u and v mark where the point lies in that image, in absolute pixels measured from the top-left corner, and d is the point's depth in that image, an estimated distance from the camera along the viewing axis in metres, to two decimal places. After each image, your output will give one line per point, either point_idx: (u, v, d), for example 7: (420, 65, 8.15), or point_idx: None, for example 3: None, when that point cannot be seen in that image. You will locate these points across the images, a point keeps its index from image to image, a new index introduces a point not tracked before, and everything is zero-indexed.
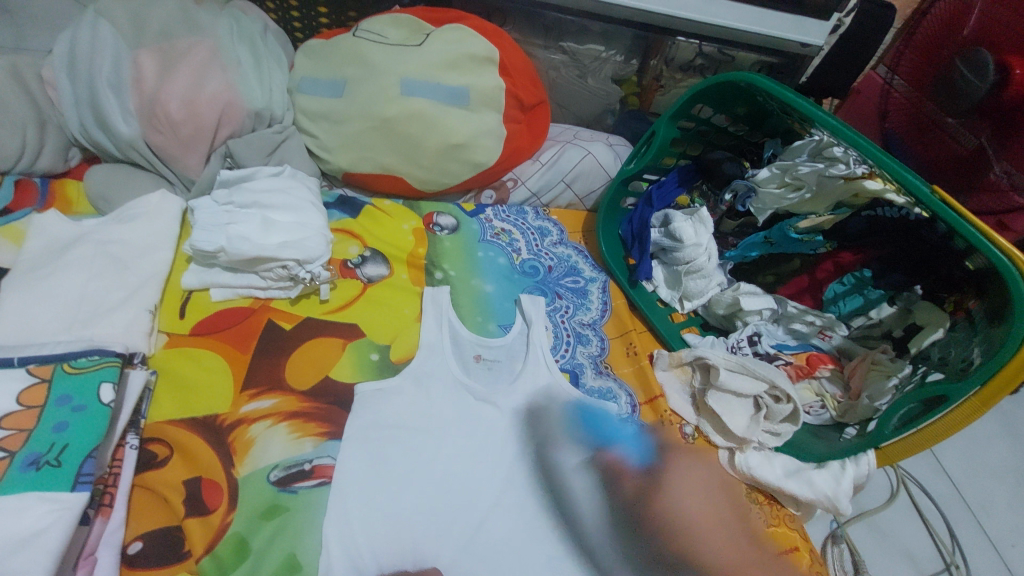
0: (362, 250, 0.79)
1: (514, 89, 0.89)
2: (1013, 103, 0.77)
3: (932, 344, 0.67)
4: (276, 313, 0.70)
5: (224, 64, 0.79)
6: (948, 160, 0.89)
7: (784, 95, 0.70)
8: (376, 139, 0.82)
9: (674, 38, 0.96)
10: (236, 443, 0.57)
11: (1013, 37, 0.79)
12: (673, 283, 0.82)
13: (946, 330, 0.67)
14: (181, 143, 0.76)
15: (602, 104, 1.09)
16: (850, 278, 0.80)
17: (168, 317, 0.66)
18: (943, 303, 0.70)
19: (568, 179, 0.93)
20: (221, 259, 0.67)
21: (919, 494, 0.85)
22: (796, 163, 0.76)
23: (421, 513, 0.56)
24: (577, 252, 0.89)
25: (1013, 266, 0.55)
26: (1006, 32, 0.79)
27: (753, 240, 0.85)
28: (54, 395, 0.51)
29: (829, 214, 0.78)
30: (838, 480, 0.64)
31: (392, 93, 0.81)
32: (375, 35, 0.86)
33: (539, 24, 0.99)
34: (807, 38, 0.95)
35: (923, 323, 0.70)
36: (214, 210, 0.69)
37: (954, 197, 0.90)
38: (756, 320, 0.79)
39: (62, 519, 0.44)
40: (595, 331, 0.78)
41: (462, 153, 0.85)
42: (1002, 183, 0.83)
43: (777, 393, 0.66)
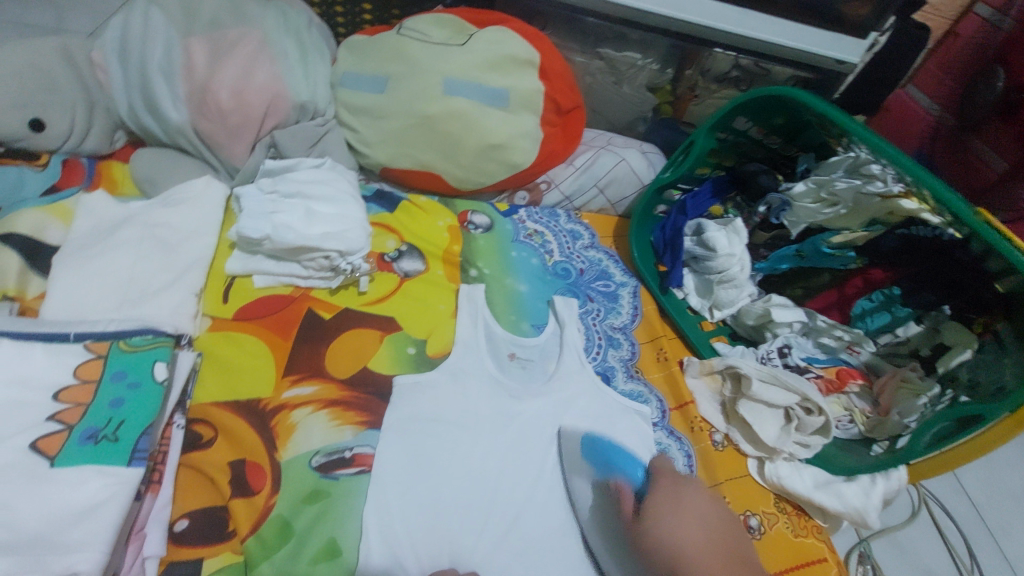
0: (399, 244, 0.80)
1: (552, 93, 0.90)
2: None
3: (959, 365, 0.67)
4: (316, 302, 0.71)
5: (272, 56, 0.80)
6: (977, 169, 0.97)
7: (824, 109, 0.72)
8: (417, 135, 0.84)
9: (711, 49, 0.97)
10: (278, 427, 0.58)
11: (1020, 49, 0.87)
12: (704, 292, 0.84)
13: (974, 351, 0.66)
14: (229, 132, 0.78)
15: (635, 112, 1.10)
16: (878, 294, 0.80)
17: (212, 301, 0.68)
18: (971, 324, 0.68)
19: (601, 184, 0.94)
20: (265, 247, 0.68)
21: (941, 514, 0.85)
22: (832, 178, 0.77)
23: (459, 507, 0.57)
24: (608, 256, 0.89)
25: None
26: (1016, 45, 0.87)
27: (785, 251, 0.85)
28: (109, 371, 0.52)
29: (863, 230, 0.77)
30: (868, 493, 0.65)
31: (435, 91, 0.82)
32: (418, 33, 0.87)
33: (578, 30, 1.01)
34: (844, 55, 0.96)
35: (951, 344, 0.69)
36: (260, 200, 0.70)
37: None
38: (787, 332, 0.79)
39: (119, 493, 0.46)
40: (626, 335, 0.79)
41: (499, 154, 0.86)
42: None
43: (809, 405, 0.67)
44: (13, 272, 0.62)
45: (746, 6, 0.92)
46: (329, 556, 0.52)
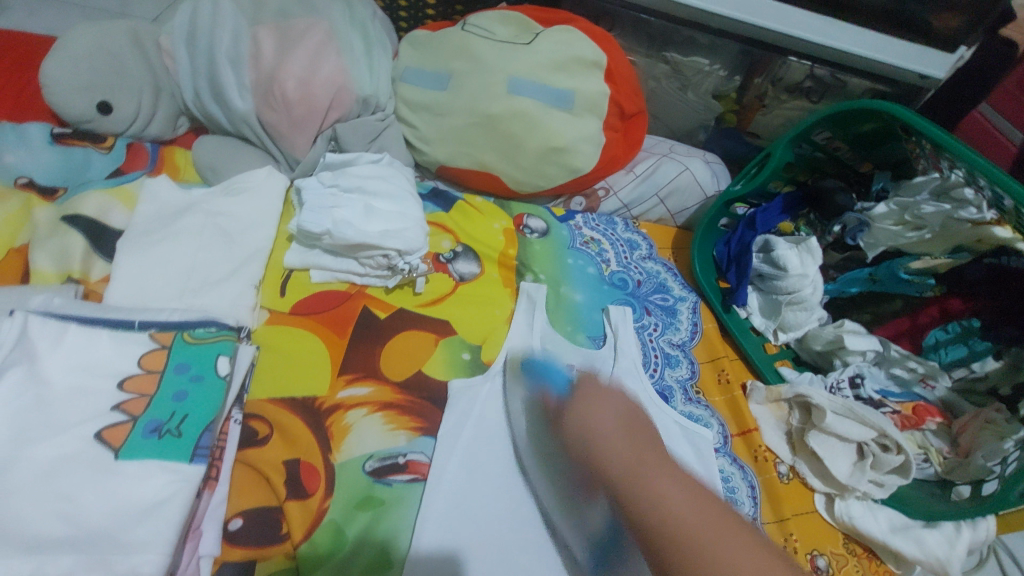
0: (454, 245, 0.78)
1: (617, 97, 0.87)
2: None
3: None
4: (372, 300, 0.69)
5: (339, 48, 0.79)
6: None
7: (914, 120, 0.67)
8: (478, 135, 0.82)
9: (785, 57, 0.93)
10: (333, 428, 0.57)
11: None
12: (770, 313, 0.79)
13: None
14: (292, 122, 0.77)
15: (697, 119, 1.06)
16: (955, 326, 0.75)
17: (270, 294, 0.67)
18: None
19: (662, 194, 0.91)
20: (325, 242, 0.67)
21: (1013, 563, 0.79)
22: (917, 201, 0.72)
23: (515, 521, 0.54)
24: (666, 269, 0.86)
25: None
26: None
27: (856, 274, 0.82)
28: (172, 363, 0.51)
29: (945, 257, 0.73)
30: (952, 544, 0.61)
31: (499, 90, 0.80)
32: (483, 30, 0.85)
33: (644, 34, 0.98)
34: (928, 69, 0.90)
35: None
36: (320, 193, 0.69)
37: None
38: (858, 361, 0.74)
39: (182, 491, 0.45)
40: (685, 353, 0.76)
41: (561, 157, 0.83)
42: None
43: (886, 442, 0.63)
44: (77, 255, 0.63)
45: (830, 15, 0.89)
46: (381, 567, 0.51)
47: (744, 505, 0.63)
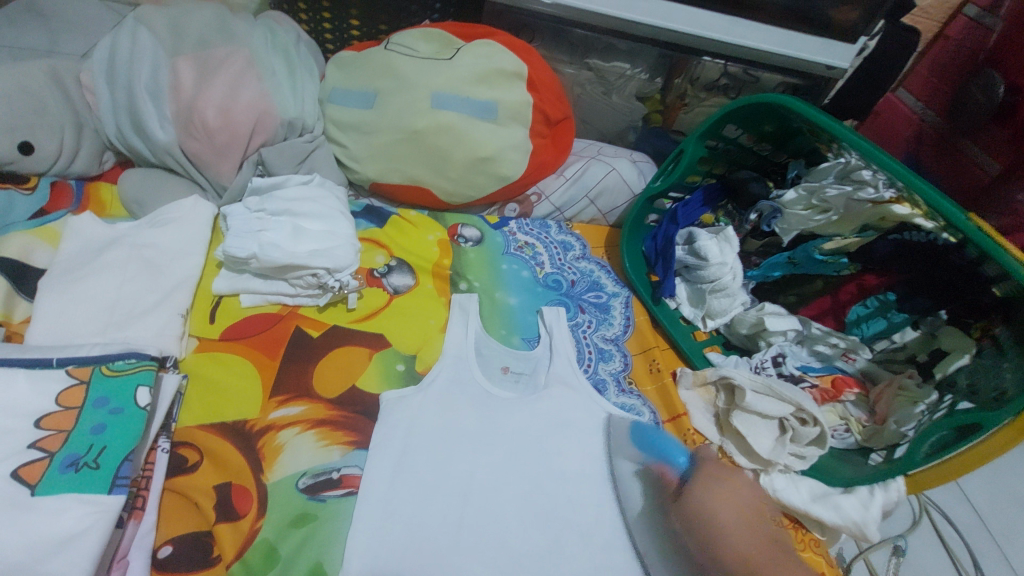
0: (388, 260, 0.80)
1: (541, 105, 0.89)
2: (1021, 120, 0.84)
3: (958, 370, 0.66)
4: (304, 320, 0.70)
5: (260, 74, 0.81)
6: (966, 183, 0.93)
7: (815, 116, 0.71)
8: (406, 151, 0.84)
9: (699, 57, 0.97)
10: (265, 449, 0.58)
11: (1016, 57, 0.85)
12: (697, 301, 0.83)
13: (972, 356, 0.65)
14: (216, 150, 0.77)
15: (625, 121, 1.10)
16: (873, 300, 0.80)
17: (199, 321, 0.67)
18: (969, 329, 0.68)
19: (592, 195, 0.94)
20: (252, 266, 0.68)
21: (942, 521, 0.83)
22: (823, 184, 0.76)
23: (449, 525, 0.56)
24: (599, 267, 0.89)
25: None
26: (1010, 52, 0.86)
27: (777, 259, 0.86)
28: (91, 397, 0.52)
29: (854, 236, 0.77)
30: (866, 506, 0.64)
31: (422, 105, 0.82)
32: (406, 48, 0.87)
33: (566, 42, 1.01)
34: (833, 61, 0.96)
35: (948, 349, 0.69)
36: (245, 218, 0.70)
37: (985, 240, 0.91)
38: (780, 341, 0.79)
39: (100, 521, 0.45)
40: (618, 347, 0.78)
41: (489, 166, 0.86)
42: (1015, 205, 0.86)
43: (803, 415, 0.66)
44: None
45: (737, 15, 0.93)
46: None
47: None
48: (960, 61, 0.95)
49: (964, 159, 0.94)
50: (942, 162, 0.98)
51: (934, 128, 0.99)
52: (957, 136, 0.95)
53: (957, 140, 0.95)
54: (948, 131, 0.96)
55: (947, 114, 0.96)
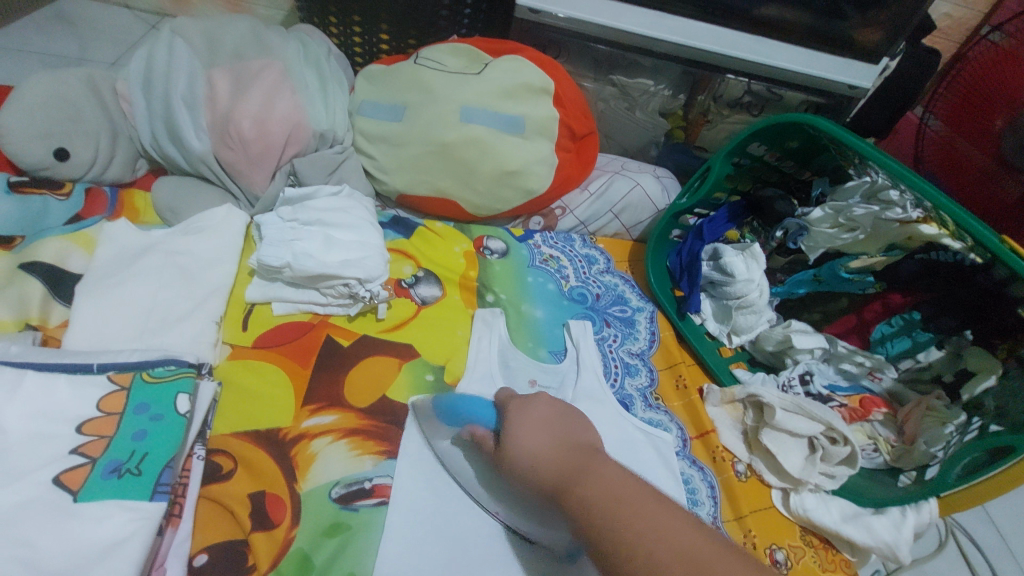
0: (416, 270, 0.80)
1: (566, 119, 0.91)
2: None
3: (984, 392, 0.65)
4: (335, 329, 0.71)
5: (293, 86, 0.82)
6: (992, 206, 0.92)
7: (843, 136, 0.71)
8: (434, 163, 0.85)
9: (723, 75, 0.98)
10: (298, 457, 0.58)
11: None
12: (723, 317, 0.83)
13: (999, 378, 0.65)
14: (249, 159, 0.78)
15: (647, 136, 1.11)
16: (898, 319, 0.80)
17: (232, 329, 0.68)
18: (996, 350, 0.68)
19: (616, 210, 0.95)
20: (285, 275, 0.69)
21: (967, 543, 0.82)
22: (850, 204, 0.77)
23: (480, 538, 0.56)
24: (624, 281, 0.89)
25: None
26: None
27: (802, 276, 0.86)
28: (132, 404, 0.52)
29: (881, 256, 0.78)
30: (898, 528, 0.64)
31: (451, 119, 0.84)
32: (434, 62, 0.89)
33: (591, 58, 1.02)
34: (854, 80, 0.97)
35: (976, 370, 0.68)
36: (281, 227, 0.71)
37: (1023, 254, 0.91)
38: (807, 359, 0.79)
39: (144, 528, 0.46)
40: (643, 362, 0.78)
41: (516, 180, 0.86)
42: None
43: (833, 435, 0.66)
44: (35, 301, 0.63)
45: (760, 35, 0.95)
46: None
47: (705, 504, 0.65)
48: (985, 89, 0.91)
49: (989, 182, 0.92)
50: (963, 180, 0.96)
51: (953, 148, 0.97)
52: (982, 160, 0.93)
53: (984, 164, 0.93)
54: (973, 156, 0.94)
55: (972, 139, 0.94)
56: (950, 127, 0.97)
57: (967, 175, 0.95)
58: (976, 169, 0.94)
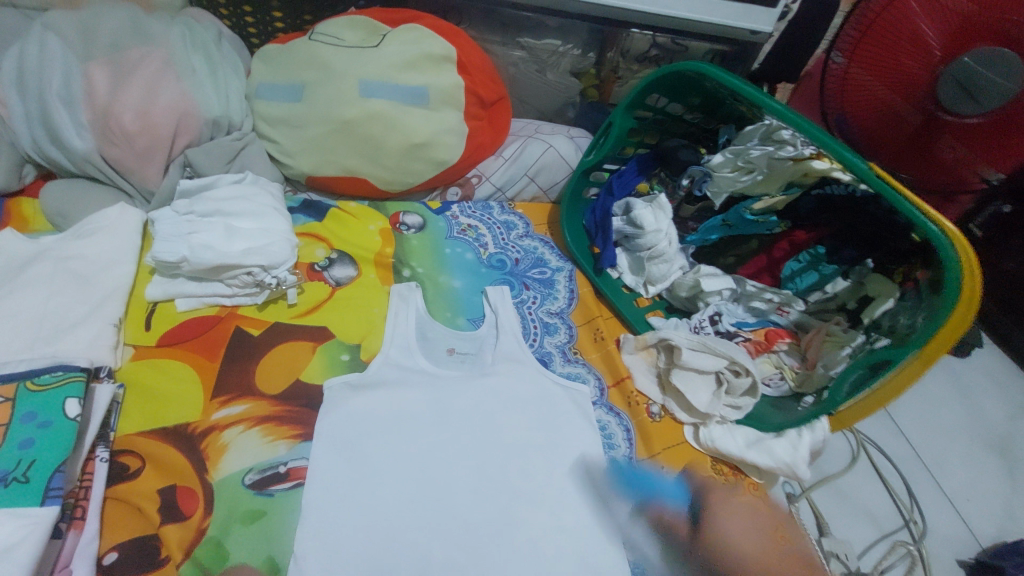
0: (329, 253, 0.79)
1: (473, 87, 0.89)
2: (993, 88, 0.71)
3: (884, 313, 0.70)
4: (244, 320, 0.70)
5: (178, 73, 0.78)
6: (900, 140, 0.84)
7: (730, 82, 0.71)
8: (338, 141, 0.83)
9: (628, 30, 0.99)
10: (209, 449, 0.58)
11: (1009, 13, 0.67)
12: (637, 269, 0.86)
13: (896, 300, 0.69)
14: (138, 155, 0.75)
15: (562, 98, 1.11)
16: (805, 255, 0.84)
17: (134, 329, 0.67)
18: (893, 274, 0.74)
19: (531, 173, 0.95)
20: (184, 269, 0.68)
21: (877, 456, 0.88)
22: (748, 147, 0.79)
23: (398, 505, 0.57)
24: (543, 244, 0.90)
25: (952, 249, 0.55)
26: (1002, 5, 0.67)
27: (712, 222, 0.88)
28: (19, 413, 0.53)
29: (781, 195, 0.81)
30: (796, 447, 0.67)
31: (351, 95, 0.82)
32: (331, 37, 0.86)
33: (496, 22, 1.01)
34: (756, 25, 0.96)
35: (874, 294, 0.74)
36: (175, 222, 0.70)
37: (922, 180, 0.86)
38: (717, 300, 0.82)
39: (33, 533, 0.46)
40: (563, 320, 0.80)
41: (424, 152, 0.86)
42: (949, 156, 0.81)
43: (736, 367, 0.70)
44: None
45: None
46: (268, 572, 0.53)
47: (621, 447, 0.69)
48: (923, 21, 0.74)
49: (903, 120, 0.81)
50: (873, 123, 0.85)
51: (859, 88, 0.84)
52: (893, 101, 0.81)
53: (894, 105, 0.81)
54: (883, 97, 0.82)
55: (880, 78, 0.81)
56: (855, 64, 0.82)
57: (879, 116, 0.83)
58: (893, 109, 0.81)
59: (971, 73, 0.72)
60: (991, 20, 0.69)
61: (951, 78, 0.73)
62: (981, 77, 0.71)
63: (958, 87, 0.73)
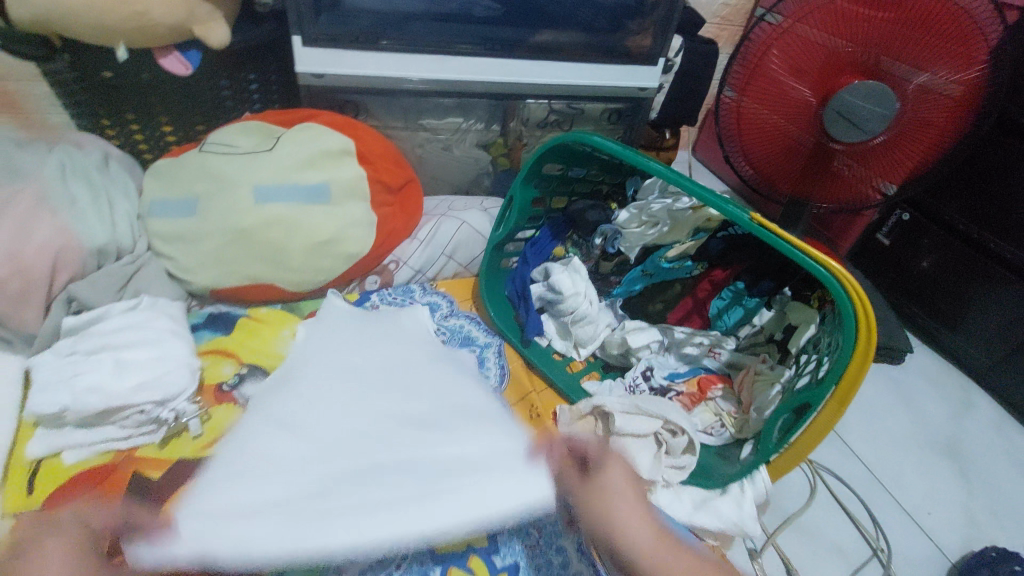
0: (238, 368, 0.74)
1: (377, 175, 0.89)
2: (873, 119, 0.77)
3: (808, 340, 0.71)
4: (141, 463, 0.64)
5: (54, 206, 0.73)
6: (797, 164, 0.89)
7: (615, 150, 0.70)
8: (237, 251, 0.80)
9: (523, 101, 1.02)
10: None
11: (871, 52, 0.75)
12: (565, 334, 0.85)
13: (816, 325, 0.71)
14: (12, 300, 0.69)
15: (474, 169, 1.14)
16: (728, 292, 0.84)
17: (12, 496, 0.61)
18: (811, 300, 0.75)
19: (448, 251, 0.95)
20: (69, 418, 0.62)
21: (835, 483, 0.87)
22: (648, 202, 0.85)
23: None
24: (470, 320, 0.89)
25: (838, 282, 0.56)
26: (866, 47, 0.75)
27: (633, 273, 0.90)
28: None
29: (692, 240, 0.86)
30: (740, 504, 0.67)
31: (246, 203, 0.79)
32: (223, 146, 0.84)
33: (396, 109, 1.03)
34: (642, 82, 1.02)
35: (797, 322, 0.75)
36: (59, 366, 0.65)
37: (816, 197, 0.92)
38: (646, 354, 0.82)
39: None
40: (496, 399, 0.78)
41: (332, 248, 0.84)
42: (845, 172, 0.87)
43: (672, 427, 0.69)
44: None
45: (544, 58, 0.97)
46: None
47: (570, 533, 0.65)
48: (797, 64, 0.80)
49: (797, 148, 0.87)
50: (770, 147, 0.89)
51: (752, 119, 0.88)
52: (784, 129, 0.86)
53: (787, 133, 0.87)
54: (776, 127, 0.87)
55: (771, 108, 0.85)
56: (746, 97, 0.86)
57: (775, 146, 0.89)
58: (784, 138, 0.88)
59: (852, 107, 0.77)
60: (857, 54, 0.76)
61: (832, 108, 0.79)
62: (856, 106, 0.77)
63: (840, 120, 0.79)
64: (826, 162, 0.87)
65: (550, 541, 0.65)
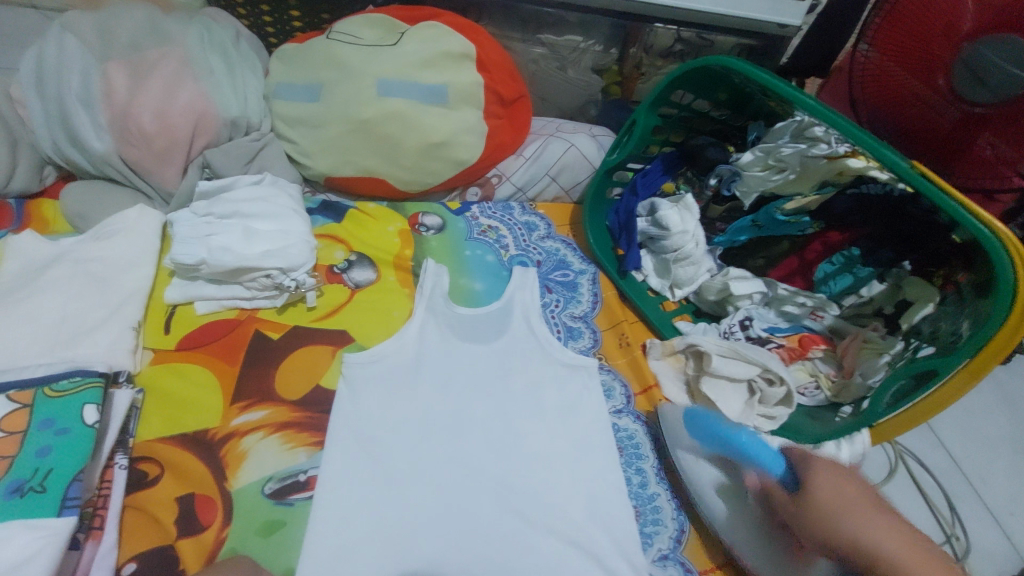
0: (348, 254, 0.78)
1: (493, 85, 0.87)
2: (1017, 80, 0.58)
3: (923, 319, 0.66)
4: (263, 323, 0.69)
5: (195, 74, 0.77)
6: (926, 139, 0.68)
7: (759, 75, 0.66)
8: (355, 142, 0.81)
9: (651, 25, 0.96)
10: (228, 456, 0.58)
11: None
12: (663, 272, 0.84)
13: (937, 305, 0.65)
14: (156, 156, 0.74)
15: (583, 95, 1.08)
16: (839, 257, 0.78)
17: (153, 333, 0.66)
18: (932, 278, 0.69)
19: (553, 172, 0.93)
20: (202, 272, 0.67)
21: (918, 469, 0.84)
22: (778, 145, 0.75)
23: (426, 515, 0.57)
24: (565, 245, 0.89)
25: (1004, 249, 0.52)
26: None
27: (741, 223, 0.83)
28: (35, 420, 0.53)
29: (814, 194, 0.75)
30: (832, 462, 0.65)
31: (369, 94, 0.80)
32: (349, 36, 0.83)
33: (516, 18, 0.99)
34: (783, 18, 0.93)
35: (913, 299, 0.69)
36: (194, 223, 0.68)
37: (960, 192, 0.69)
38: (747, 304, 0.81)
39: (48, 545, 0.46)
40: (587, 324, 0.79)
41: (443, 151, 0.84)
42: (993, 158, 0.64)
43: (770, 375, 0.68)
44: None
45: None
46: None
47: (649, 458, 0.67)
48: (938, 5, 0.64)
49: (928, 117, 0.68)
50: (896, 114, 0.71)
51: (882, 76, 0.72)
52: (915, 88, 0.68)
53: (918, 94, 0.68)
54: (906, 87, 0.69)
55: (908, 65, 0.68)
56: (883, 48, 0.71)
57: (900, 111, 0.70)
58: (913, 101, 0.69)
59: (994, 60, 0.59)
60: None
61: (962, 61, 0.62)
62: (993, 61, 0.59)
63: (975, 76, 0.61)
64: (966, 142, 0.65)
65: (630, 461, 0.66)
